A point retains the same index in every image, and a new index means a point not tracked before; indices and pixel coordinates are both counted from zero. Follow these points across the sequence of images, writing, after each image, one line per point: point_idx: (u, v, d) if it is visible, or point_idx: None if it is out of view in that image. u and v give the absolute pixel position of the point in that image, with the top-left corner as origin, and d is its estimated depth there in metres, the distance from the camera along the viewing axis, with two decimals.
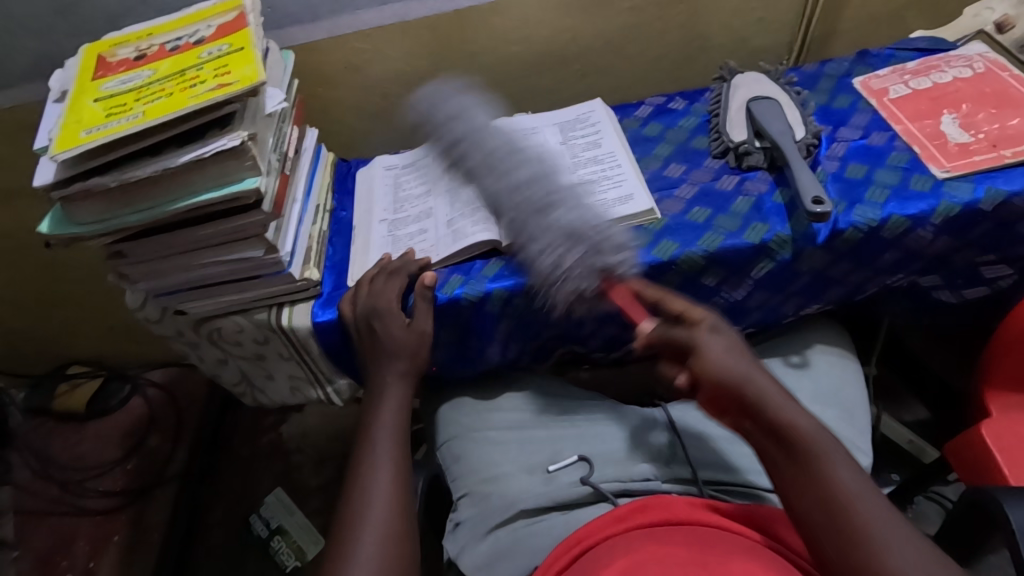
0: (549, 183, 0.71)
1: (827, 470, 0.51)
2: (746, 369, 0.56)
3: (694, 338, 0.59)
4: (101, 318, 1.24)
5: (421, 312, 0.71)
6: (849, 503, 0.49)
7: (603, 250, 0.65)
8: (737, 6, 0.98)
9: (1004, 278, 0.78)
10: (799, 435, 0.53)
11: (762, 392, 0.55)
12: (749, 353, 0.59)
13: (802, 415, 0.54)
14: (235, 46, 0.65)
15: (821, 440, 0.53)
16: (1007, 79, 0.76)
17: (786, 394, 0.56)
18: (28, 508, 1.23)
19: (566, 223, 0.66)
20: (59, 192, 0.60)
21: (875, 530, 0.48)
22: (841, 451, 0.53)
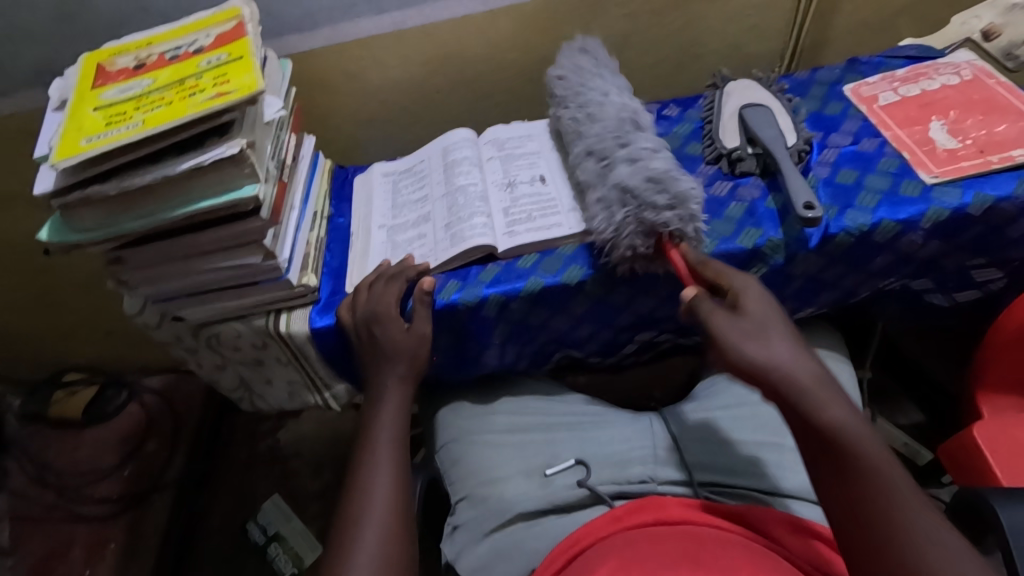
0: (601, 139, 0.75)
1: (860, 461, 0.50)
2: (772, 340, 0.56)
3: (714, 327, 0.59)
4: (99, 324, 1.25)
5: (420, 318, 0.72)
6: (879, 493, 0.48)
7: (659, 205, 0.67)
8: (730, 14, 1.00)
9: (994, 281, 0.79)
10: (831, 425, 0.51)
11: (794, 381, 0.54)
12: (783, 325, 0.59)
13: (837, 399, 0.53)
14: (234, 55, 0.66)
15: (849, 422, 0.52)
16: (995, 86, 0.78)
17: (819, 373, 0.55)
18: (24, 515, 1.22)
19: (622, 183, 0.69)
20: (59, 199, 0.61)
21: (909, 534, 0.46)
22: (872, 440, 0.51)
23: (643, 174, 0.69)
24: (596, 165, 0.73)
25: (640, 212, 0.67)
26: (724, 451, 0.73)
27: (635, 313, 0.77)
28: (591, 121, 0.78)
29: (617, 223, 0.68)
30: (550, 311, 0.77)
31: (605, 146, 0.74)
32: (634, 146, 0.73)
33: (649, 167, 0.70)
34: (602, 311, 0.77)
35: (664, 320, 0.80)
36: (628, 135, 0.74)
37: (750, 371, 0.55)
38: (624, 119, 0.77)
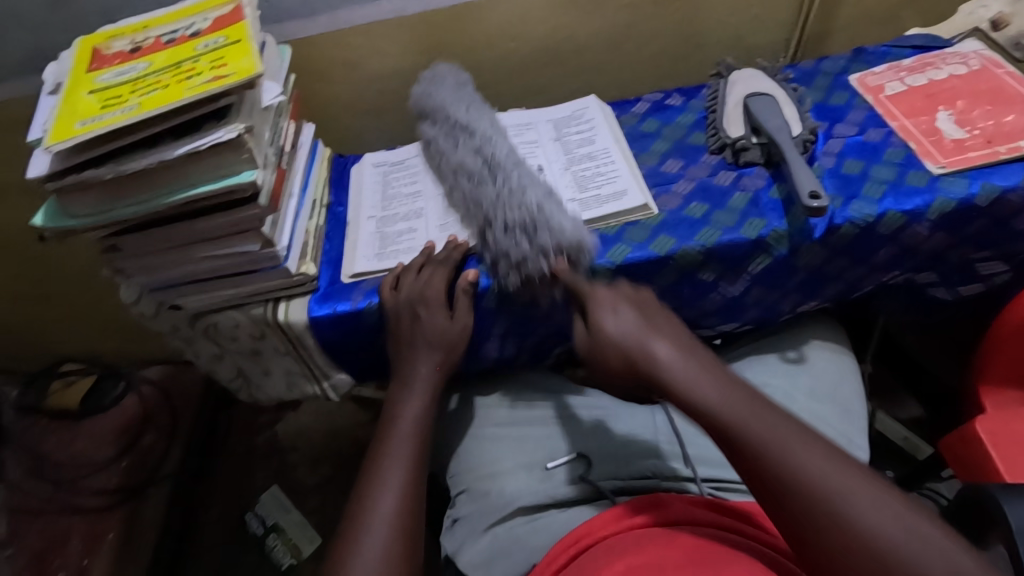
0: (474, 171, 0.75)
1: (748, 438, 0.52)
2: (641, 338, 0.60)
3: (581, 344, 0.65)
4: (95, 314, 1.24)
5: (461, 305, 0.72)
6: (769, 453, 0.50)
7: (543, 241, 0.67)
8: (733, 5, 0.99)
9: (999, 274, 0.78)
10: (708, 414, 0.55)
11: (646, 360, 0.59)
12: (659, 316, 0.63)
13: (703, 378, 0.57)
14: (232, 39, 0.64)
15: (722, 403, 0.54)
16: (1003, 77, 0.77)
17: (689, 356, 0.59)
18: (21, 506, 1.22)
19: (520, 212, 0.69)
20: (54, 184, 0.60)
21: (786, 461, 0.50)
22: (745, 401, 0.54)
23: (514, 213, 0.69)
24: (484, 188, 0.73)
25: (535, 245, 0.68)
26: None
27: None
28: (457, 144, 0.79)
29: (517, 252, 0.68)
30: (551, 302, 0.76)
31: (478, 183, 0.74)
32: (497, 181, 0.73)
33: (519, 195, 0.70)
34: None
35: None
36: (494, 162, 0.74)
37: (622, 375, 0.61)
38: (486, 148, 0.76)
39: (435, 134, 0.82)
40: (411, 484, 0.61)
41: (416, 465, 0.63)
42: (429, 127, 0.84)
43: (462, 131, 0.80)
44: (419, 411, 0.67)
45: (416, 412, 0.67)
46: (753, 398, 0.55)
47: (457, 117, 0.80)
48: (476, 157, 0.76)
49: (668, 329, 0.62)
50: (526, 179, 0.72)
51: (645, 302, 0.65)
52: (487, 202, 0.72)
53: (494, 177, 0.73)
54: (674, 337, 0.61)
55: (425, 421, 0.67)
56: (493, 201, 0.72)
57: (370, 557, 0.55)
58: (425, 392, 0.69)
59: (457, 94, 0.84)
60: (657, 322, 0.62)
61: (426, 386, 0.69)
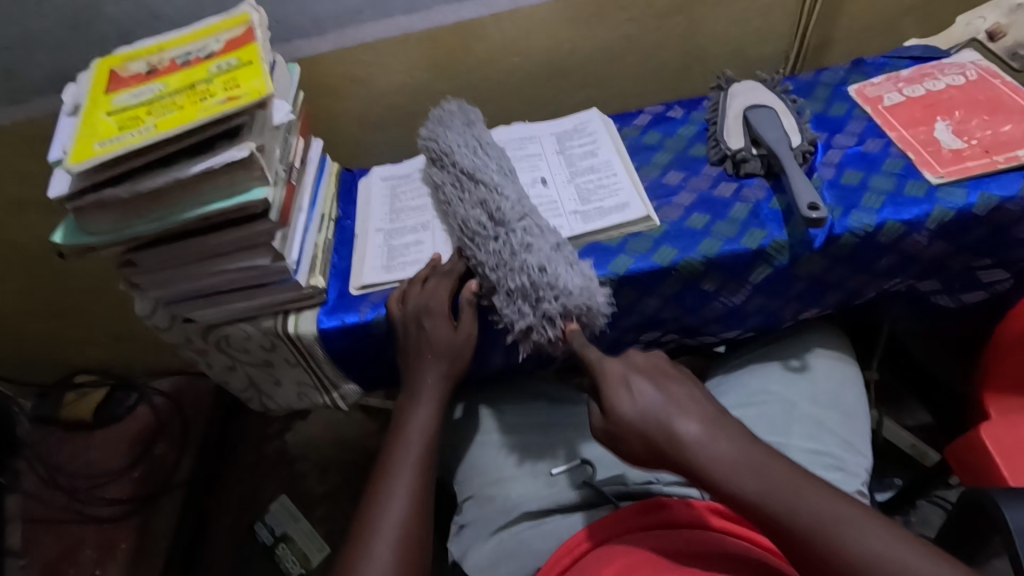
0: (476, 227, 0.72)
1: (789, 518, 0.48)
2: (663, 417, 0.54)
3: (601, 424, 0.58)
4: (109, 326, 1.26)
5: (467, 314, 0.73)
6: (829, 543, 0.47)
7: (548, 308, 0.66)
8: (734, 17, 1.00)
9: (1000, 282, 0.79)
10: (743, 502, 0.50)
11: (681, 448, 0.53)
12: (668, 373, 0.58)
13: (722, 448, 0.52)
14: (243, 61, 0.67)
15: (748, 479, 0.50)
16: (1000, 86, 0.78)
17: (708, 423, 0.54)
18: (36, 516, 1.24)
19: (523, 275, 0.67)
20: (74, 202, 0.62)
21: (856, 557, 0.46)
22: (772, 472, 0.50)
23: (518, 281, 0.67)
24: (486, 243, 0.71)
25: (540, 312, 0.67)
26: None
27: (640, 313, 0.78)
28: (462, 194, 0.76)
29: (523, 318, 0.67)
30: None
31: (481, 241, 0.71)
32: (499, 241, 0.70)
33: (524, 254, 0.68)
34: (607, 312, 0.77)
35: (669, 321, 0.80)
36: (497, 217, 0.71)
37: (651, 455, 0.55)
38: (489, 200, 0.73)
39: (442, 180, 0.79)
40: (418, 491, 0.63)
41: (423, 474, 0.64)
42: (437, 169, 0.81)
43: (467, 178, 0.76)
44: (426, 419, 0.69)
45: (423, 420, 0.69)
46: (775, 465, 0.51)
47: (461, 164, 0.77)
48: (478, 210, 0.73)
49: (684, 394, 0.56)
50: (531, 237, 0.69)
51: (654, 362, 0.60)
52: (489, 262, 0.70)
53: (497, 236, 0.70)
54: (701, 411, 0.55)
55: (432, 430, 0.69)
56: (497, 263, 0.69)
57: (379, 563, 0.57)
58: (431, 401, 0.70)
59: (462, 135, 0.80)
60: (677, 389, 0.57)
61: (432, 394, 0.71)
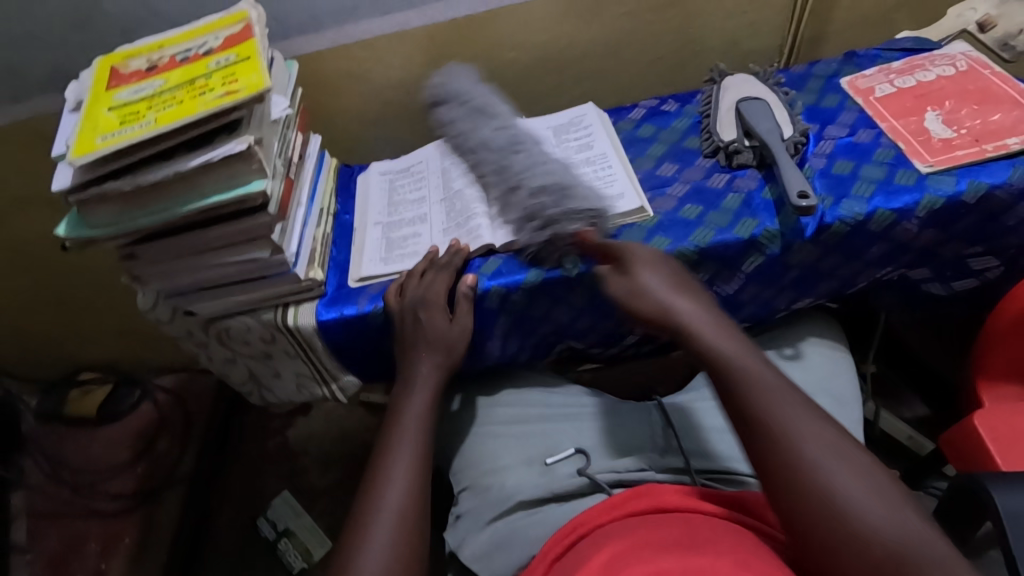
0: (498, 148, 0.78)
1: (757, 408, 0.53)
2: (669, 300, 0.62)
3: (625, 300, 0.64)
4: (112, 323, 1.27)
5: (462, 309, 0.75)
6: (804, 459, 0.49)
7: (550, 210, 0.69)
8: (728, 11, 1.01)
9: (991, 270, 0.79)
10: (726, 373, 0.56)
11: (703, 347, 0.58)
12: (687, 283, 0.65)
13: (734, 343, 0.58)
14: (242, 56, 0.68)
15: (750, 370, 0.55)
16: (990, 77, 0.78)
17: (713, 322, 0.60)
18: (42, 511, 1.25)
19: (529, 184, 0.71)
20: (76, 195, 0.63)
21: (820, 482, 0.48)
22: (767, 377, 0.55)
23: (545, 181, 0.71)
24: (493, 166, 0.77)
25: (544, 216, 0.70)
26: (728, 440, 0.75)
27: None
28: (477, 124, 0.82)
29: (530, 223, 0.71)
30: (550, 303, 0.78)
31: (502, 159, 0.76)
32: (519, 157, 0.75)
33: (530, 170, 0.73)
34: (602, 302, 0.78)
35: None
36: (520, 141, 0.78)
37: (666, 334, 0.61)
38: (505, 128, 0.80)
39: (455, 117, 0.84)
40: (414, 478, 0.64)
41: (419, 461, 0.66)
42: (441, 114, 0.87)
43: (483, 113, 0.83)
44: (421, 408, 0.70)
45: (419, 409, 0.70)
46: (774, 375, 0.55)
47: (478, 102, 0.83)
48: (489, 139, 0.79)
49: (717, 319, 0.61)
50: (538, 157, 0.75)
51: (678, 268, 0.66)
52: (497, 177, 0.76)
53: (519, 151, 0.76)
54: (729, 334, 0.59)
55: (429, 419, 0.70)
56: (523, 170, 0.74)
57: (376, 549, 0.58)
58: (428, 391, 0.72)
59: (474, 84, 0.86)
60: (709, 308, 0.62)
61: (428, 384, 0.72)
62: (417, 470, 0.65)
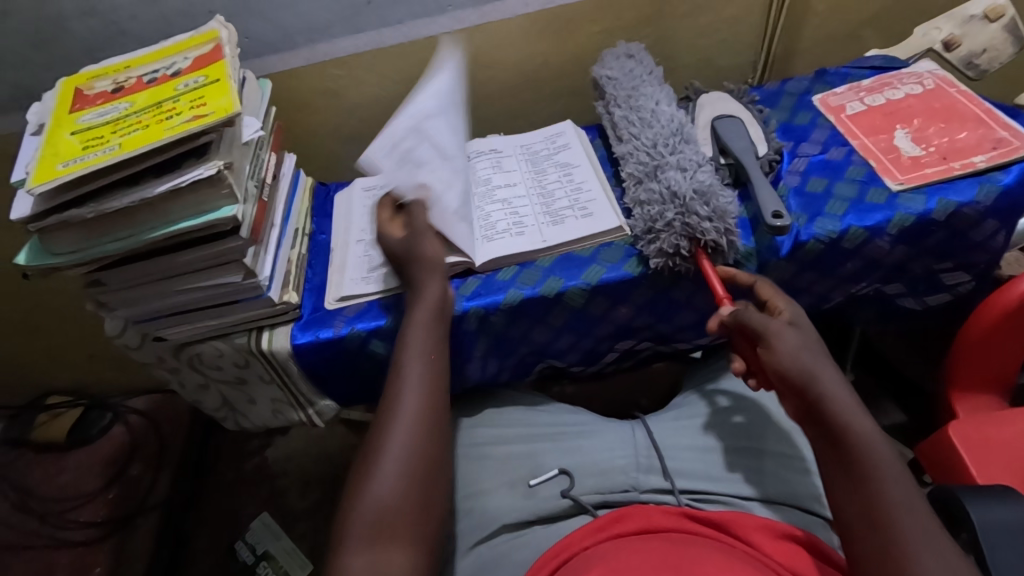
0: (660, 141, 0.78)
1: (878, 486, 0.52)
2: (814, 367, 0.58)
3: (769, 330, 0.61)
4: (82, 345, 1.24)
5: (417, 213, 0.71)
6: (898, 533, 0.50)
7: (701, 214, 0.70)
8: (701, 28, 1.02)
9: (963, 284, 0.81)
10: (860, 447, 0.54)
11: (832, 402, 0.56)
12: (826, 353, 0.61)
13: (864, 421, 0.55)
14: (211, 78, 0.66)
15: (881, 451, 0.54)
16: (956, 95, 0.80)
17: (852, 400, 0.57)
18: (7, 542, 1.21)
19: (669, 185, 0.73)
20: (37, 224, 0.61)
21: (915, 552, 0.49)
22: (898, 470, 0.53)
23: (692, 185, 0.72)
24: (643, 167, 0.77)
25: (684, 217, 0.70)
26: (723, 462, 0.74)
27: (612, 322, 0.79)
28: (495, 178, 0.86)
29: (659, 219, 0.71)
30: (529, 323, 0.77)
31: (648, 157, 0.77)
32: (683, 156, 0.76)
33: (674, 176, 0.73)
34: (581, 322, 0.78)
35: (642, 329, 0.81)
36: (678, 144, 0.78)
37: (784, 376, 0.59)
38: (676, 125, 0.81)
39: None
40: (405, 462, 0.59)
41: None
42: None
43: (636, 112, 0.83)
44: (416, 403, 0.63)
45: (417, 374, 0.65)
46: (904, 473, 0.53)
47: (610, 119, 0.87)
48: (640, 140, 0.79)
49: (842, 384, 0.58)
50: (687, 165, 0.75)
51: (816, 340, 0.61)
52: (643, 175, 0.76)
53: (670, 150, 0.77)
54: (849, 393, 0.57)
55: (429, 417, 0.62)
56: (662, 171, 0.75)
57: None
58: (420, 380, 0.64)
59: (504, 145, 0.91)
60: (829, 357, 0.61)
61: (422, 343, 0.67)
62: (407, 472, 0.59)
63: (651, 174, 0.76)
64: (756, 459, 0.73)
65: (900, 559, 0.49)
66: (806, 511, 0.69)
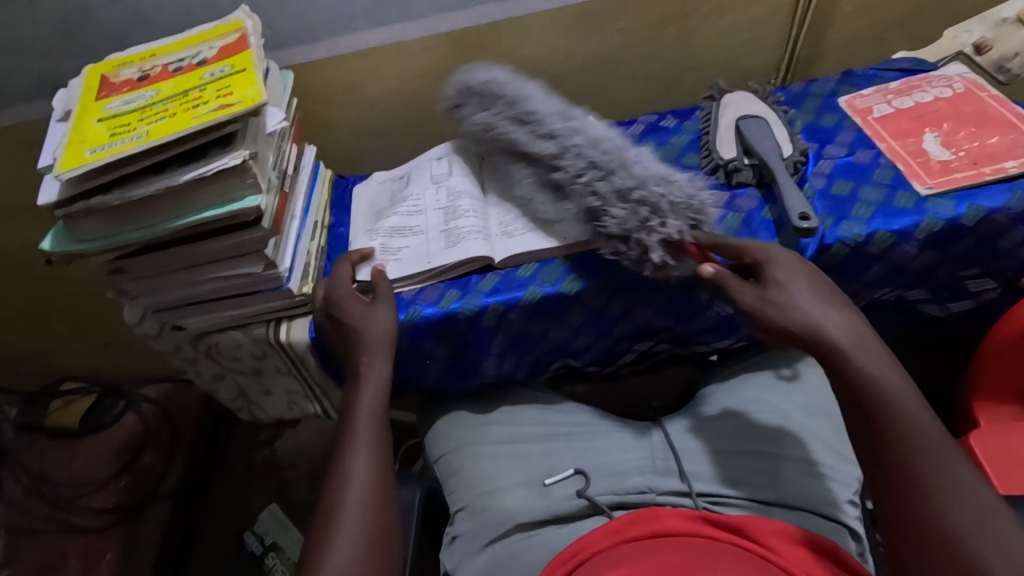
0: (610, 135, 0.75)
1: (888, 426, 0.54)
2: (788, 316, 0.60)
3: (734, 289, 0.64)
4: (97, 333, 1.24)
5: (381, 283, 0.73)
6: (919, 467, 0.51)
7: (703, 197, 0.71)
8: (725, 28, 1.01)
9: (988, 291, 0.80)
10: (865, 386, 0.55)
11: (824, 343, 0.58)
12: (806, 292, 0.61)
13: (861, 358, 0.56)
14: (237, 68, 0.66)
15: (890, 388, 0.55)
16: (987, 99, 0.79)
17: (847, 338, 0.58)
18: (21, 526, 1.22)
19: (657, 170, 0.71)
20: (63, 210, 0.61)
21: (934, 485, 0.50)
22: (909, 403, 0.54)
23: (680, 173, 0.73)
24: (608, 158, 0.71)
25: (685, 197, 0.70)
26: (738, 464, 0.73)
27: (631, 323, 0.78)
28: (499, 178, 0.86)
29: (662, 201, 0.69)
30: (548, 322, 0.77)
31: (610, 147, 0.73)
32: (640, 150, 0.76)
33: (628, 174, 0.71)
34: (599, 321, 0.78)
35: (660, 330, 0.81)
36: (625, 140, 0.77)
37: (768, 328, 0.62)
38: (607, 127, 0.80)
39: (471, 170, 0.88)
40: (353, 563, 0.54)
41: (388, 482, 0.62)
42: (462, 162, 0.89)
43: (525, 122, 0.78)
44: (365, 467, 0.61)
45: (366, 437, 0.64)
46: (917, 404, 0.54)
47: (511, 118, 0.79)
48: (591, 132, 0.75)
49: (832, 323, 0.59)
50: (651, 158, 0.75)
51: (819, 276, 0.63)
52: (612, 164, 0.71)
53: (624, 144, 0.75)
54: (843, 329, 0.58)
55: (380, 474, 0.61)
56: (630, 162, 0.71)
57: None
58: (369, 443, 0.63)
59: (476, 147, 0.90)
60: (811, 295, 0.61)
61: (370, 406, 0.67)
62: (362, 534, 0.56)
63: (622, 161, 0.71)
64: (776, 462, 0.72)
65: (921, 496, 0.50)
66: (824, 517, 0.68)
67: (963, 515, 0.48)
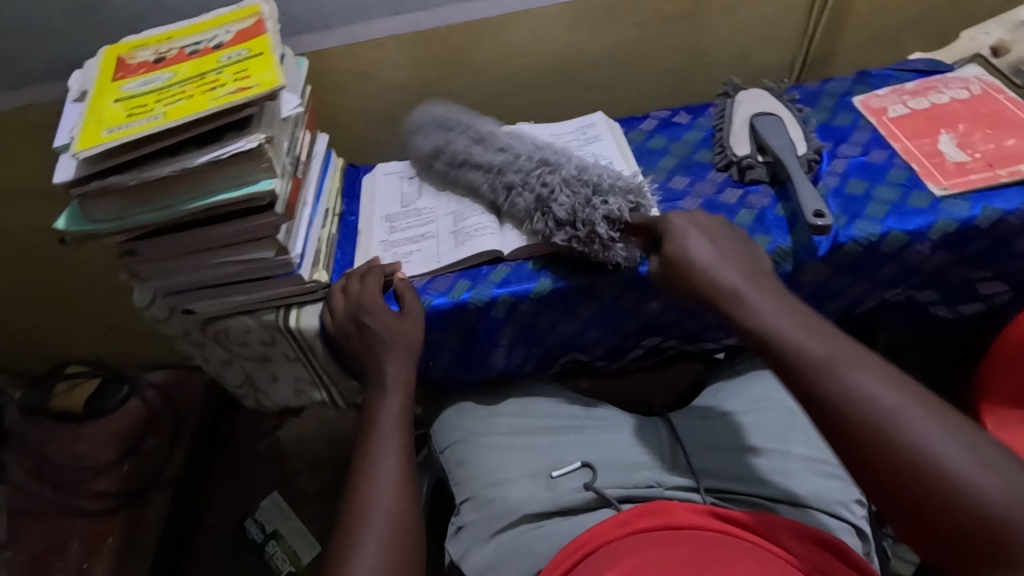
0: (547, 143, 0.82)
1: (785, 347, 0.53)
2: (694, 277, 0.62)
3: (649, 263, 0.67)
4: (104, 316, 1.25)
5: (409, 297, 0.72)
6: (825, 373, 0.49)
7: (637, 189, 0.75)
8: (740, 25, 1.01)
9: (999, 295, 0.80)
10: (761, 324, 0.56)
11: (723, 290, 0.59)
12: (699, 252, 0.63)
13: (756, 295, 0.58)
14: (254, 51, 0.66)
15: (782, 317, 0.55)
16: (1003, 101, 0.79)
17: (745, 286, 0.59)
18: (24, 508, 1.23)
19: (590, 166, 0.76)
20: (78, 189, 0.61)
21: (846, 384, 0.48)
22: (810, 322, 0.54)
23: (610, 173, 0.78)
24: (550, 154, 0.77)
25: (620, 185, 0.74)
26: (742, 462, 0.73)
27: (640, 317, 0.78)
28: None
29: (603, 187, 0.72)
30: (557, 314, 0.77)
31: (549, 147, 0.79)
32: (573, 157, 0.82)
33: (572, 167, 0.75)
34: (609, 314, 0.78)
35: (669, 326, 0.81)
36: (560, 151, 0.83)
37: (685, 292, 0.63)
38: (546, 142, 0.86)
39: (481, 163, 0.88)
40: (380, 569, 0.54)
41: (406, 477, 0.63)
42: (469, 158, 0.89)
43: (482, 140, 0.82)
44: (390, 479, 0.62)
45: (394, 444, 0.65)
46: (816, 322, 0.54)
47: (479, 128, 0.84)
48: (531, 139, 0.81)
49: (723, 277, 0.60)
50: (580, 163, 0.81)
51: (723, 235, 0.65)
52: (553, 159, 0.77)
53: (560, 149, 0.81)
54: (738, 274, 0.61)
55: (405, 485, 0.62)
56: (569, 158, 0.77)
57: None
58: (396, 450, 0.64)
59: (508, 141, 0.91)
60: (706, 255, 0.62)
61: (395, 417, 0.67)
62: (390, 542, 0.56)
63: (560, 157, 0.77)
64: (780, 459, 0.73)
65: (834, 393, 0.48)
66: (833, 515, 0.68)
67: (871, 397, 0.46)
